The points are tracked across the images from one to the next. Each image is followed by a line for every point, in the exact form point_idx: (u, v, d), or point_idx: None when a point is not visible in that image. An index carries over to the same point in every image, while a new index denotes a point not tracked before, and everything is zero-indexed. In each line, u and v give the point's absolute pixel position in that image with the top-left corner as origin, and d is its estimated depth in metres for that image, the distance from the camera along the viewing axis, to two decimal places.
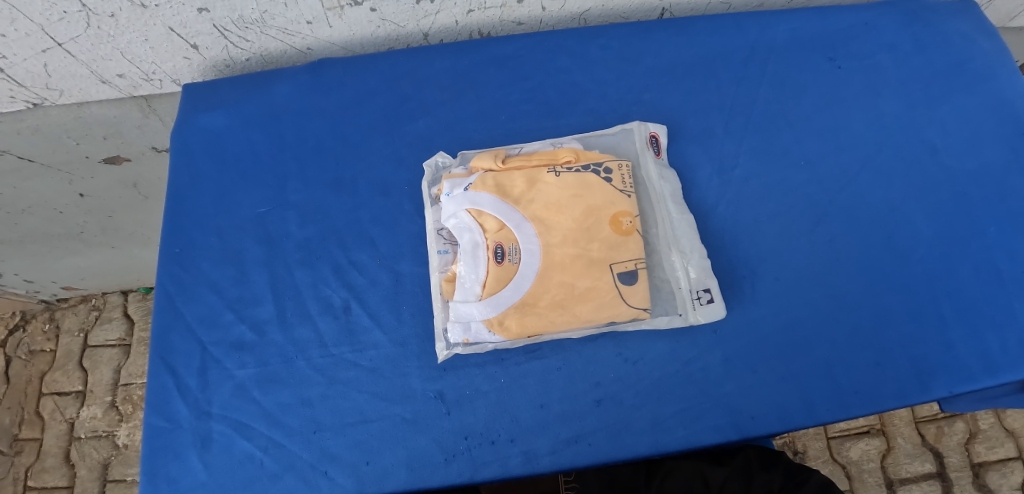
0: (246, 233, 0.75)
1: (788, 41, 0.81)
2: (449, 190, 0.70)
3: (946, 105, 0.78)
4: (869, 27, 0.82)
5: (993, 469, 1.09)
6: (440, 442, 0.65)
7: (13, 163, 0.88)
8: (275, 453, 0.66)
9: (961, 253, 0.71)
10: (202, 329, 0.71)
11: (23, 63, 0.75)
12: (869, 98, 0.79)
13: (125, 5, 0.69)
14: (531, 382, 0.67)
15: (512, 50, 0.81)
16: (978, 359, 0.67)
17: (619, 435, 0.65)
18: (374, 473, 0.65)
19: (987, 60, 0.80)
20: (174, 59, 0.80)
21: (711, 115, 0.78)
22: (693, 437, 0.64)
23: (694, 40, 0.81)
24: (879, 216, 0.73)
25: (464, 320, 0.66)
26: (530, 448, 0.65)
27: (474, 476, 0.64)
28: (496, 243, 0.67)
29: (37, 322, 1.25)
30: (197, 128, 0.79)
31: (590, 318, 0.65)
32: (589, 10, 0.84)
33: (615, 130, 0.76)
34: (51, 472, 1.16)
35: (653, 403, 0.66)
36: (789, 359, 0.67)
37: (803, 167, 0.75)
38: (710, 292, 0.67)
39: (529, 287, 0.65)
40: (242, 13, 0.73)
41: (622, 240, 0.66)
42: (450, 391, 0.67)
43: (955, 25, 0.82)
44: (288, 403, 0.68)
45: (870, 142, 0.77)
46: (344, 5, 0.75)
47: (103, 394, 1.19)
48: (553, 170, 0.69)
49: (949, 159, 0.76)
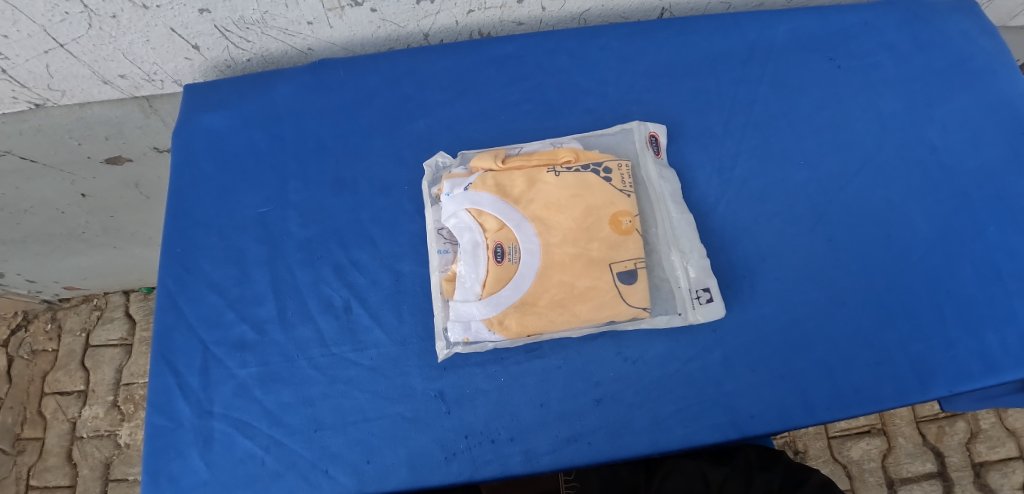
0: (247, 233, 0.75)
1: (788, 41, 0.82)
2: (449, 190, 0.70)
3: (946, 105, 0.78)
4: (869, 26, 0.82)
5: (994, 469, 1.09)
6: (441, 441, 0.65)
7: (15, 163, 0.88)
8: (276, 452, 0.66)
9: (961, 252, 0.71)
10: (203, 328, 0.71)
11: (25, 64, 0.75)
12: (869, 98, 0.79)
13: (127, 6, 0.69)
14: (531, 381, 0.67)
15: (512, 50, 0.81)
16: (977, 358, 0.67)
17: (619, 434, 0.65)
18: (375, 472, 0.65)
19: (987, 60, 0.80)
20: (175, 60, 0.80)
21: (710, 115, 0.78)
22: (692, 437, 0.65)
23: (694, 40, 0.81)
24: (879, 215, 0.73)
25: (464, 319, 0.66)
26: (530, 447, 0.65)
27: (474, 475, 0.64)
28: (496, 243, 0.67)
29: (40, 321, 1.25)
30: (199, 129, 0.80)
31: (590, 317, 0.65)
32: (589, 10, 0.84)
33: (614, 130, 0.76)
34: (53, 471, 1.16)
35: (653, 402, 0.66)
36: (788, 358, 0.67)
37: (803, 166, 0.76)
38: (709, 291, 0.68)
39: (529, 287, 0.66)
40: (244, 13, 0.73)
41: (622, 240, 0.67)
42: (450, 390, 0.67)
43: (955, 25, 0.82)
44: (289, 402, 0.68)
45: (870, 141, 0.77)
46: (344, 6, 0.75)
47: (105, 394, 1.20)
48: (553, 169, 0.70)
49: (949, 158, 0.76)
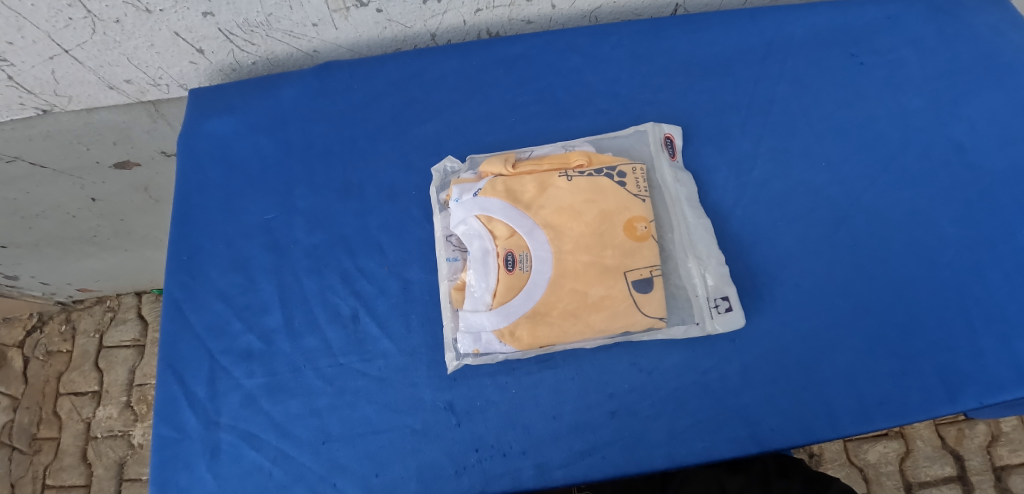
0: (254, 240, 0.74)
1: (808, 37, 0.79)
2: (458, 195, 0.68)
3: (975, 102, 0.75)
4: (893, 21, 0.79)
5: (1016, 473, 1.06)
6: (451, 454, 0.64)
7: (25, 169, 0.88)
8: (284, 464, 0.65)
9: (992, 257, 0.68)
10: (210, 338, 0.70)
11: (31, 70, 0.75)
12: (893, 95, 0.76)
13: (130, 11, 0.68)
14: (543, 392, 0.65)
15: (521, 49, 0.79)
16: (1010, 369, 0.64)
17: (634, 448, 0.63)
18: (384, 484, 0.63)
19: (1019, 54, 0.77)
20: (180, 64, 0.79)
21: (727, 116, 0.75)
22: (710, 450, 0.62)
23: (709, 37, 0.78)
24: (905, 218, 0.70)
25: (474, 329, 0.64)
26: (543, 461, 0.63)
27: (485, 489, 0.63)
28: (506, 250, 0.65)
29: (53, 323, 1.25)
30: (204, 134, 0.78)
31: (604, 327, 0.63)
32: (601, 7, 0.82)
33: (628, 131, 0.74)
34: (68, 470, 1.17)
35: (669, 415, 0.64)
36: (811, 369, 0.64)
37: (824, 168, 0.73)
38: (728, 300, 0.65)
39: (540, 297, 0.64)
40: (248, 16, 0.72)
41: (637, 247, 0.65)
42: (460, 401, 0.65)
43: (983, 18, 0.79)
44: (296, 413, 0.67)
45: (895, 140, 0.74)
46: (350, 7, 0.73)
47: (118, 394, 1.20)
48: (565, 173, 0.68)
49: (979, 158, 0.72)
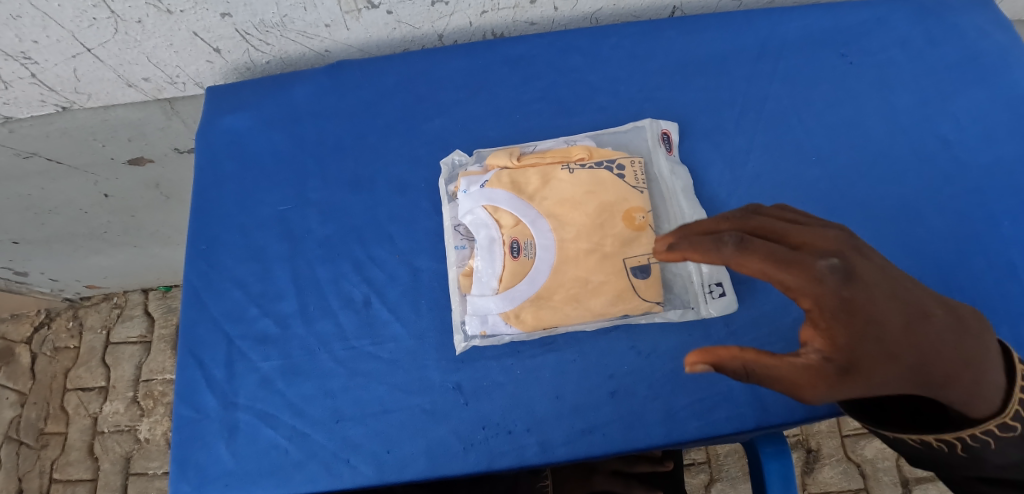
0: (269, 230, 0.77)
1: (800, 38, 0.82)
2: (465, 187, 0.72)
3: (960, 100, 0.79)
4: (881, 22, 0.83)
5: None
6: (459, 432, 0.67)
7: (42, 165, 0.91)
8: (299, 442, 0.68)
9: (974, 247, 0.72)
10: (228, 323, 0.74)
11: (53, 69, 0.78)
12: (881, 94, 0.79)
13: (151, 11, 0.71)
14: (546, 374, 0.68)
15: (525, 49, 0.82)
16: None
17: (633, 426, 0.66)
18: (394, 462, 0.67)
19: (1001, 55, 0.80)
20: (197, 63, 0.82)
21: (722, 113, 0.79)
22: (706, 428, 0.65)
23: (704, 38, 0.82)
24: (892, 210, 0.74)
25: (482, 312, 0.68)
26: (545, 438, 0.66)
27: (491, 465, 0.66)
28: (511, 238, 0.69)
29: (62, 319, 1.29)
30: (221, 130, 0.82)
31: (604, 311, 0.67)
32: (601, 9, 0.85)
33: (627, 127, 0.77)
34: (75, 464, 1.20)
35: (666, 395, 0.67)
36: None
37: (815, 163, 0.76)
38: (722, 286, 0.69)
39: (544, 282, 0.68)
40: (264, 17, 0.75)
41: (635, 235, 0.68)
42: (467, 383, 0.68)
43: (968, 20, 0.83)
44: (310, 394, 0.70)
45: (883, 136, 0.77)
46: (361, 8, 0.77)
47: (125, 390, 1.23)
48: (567, 166, 0.72)
49: (963, 153, 0.76)
